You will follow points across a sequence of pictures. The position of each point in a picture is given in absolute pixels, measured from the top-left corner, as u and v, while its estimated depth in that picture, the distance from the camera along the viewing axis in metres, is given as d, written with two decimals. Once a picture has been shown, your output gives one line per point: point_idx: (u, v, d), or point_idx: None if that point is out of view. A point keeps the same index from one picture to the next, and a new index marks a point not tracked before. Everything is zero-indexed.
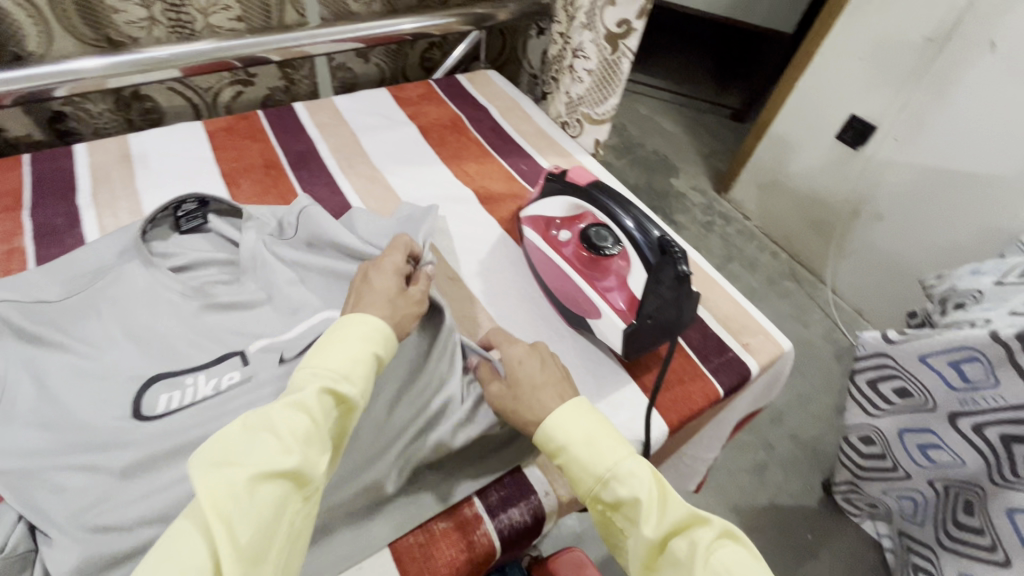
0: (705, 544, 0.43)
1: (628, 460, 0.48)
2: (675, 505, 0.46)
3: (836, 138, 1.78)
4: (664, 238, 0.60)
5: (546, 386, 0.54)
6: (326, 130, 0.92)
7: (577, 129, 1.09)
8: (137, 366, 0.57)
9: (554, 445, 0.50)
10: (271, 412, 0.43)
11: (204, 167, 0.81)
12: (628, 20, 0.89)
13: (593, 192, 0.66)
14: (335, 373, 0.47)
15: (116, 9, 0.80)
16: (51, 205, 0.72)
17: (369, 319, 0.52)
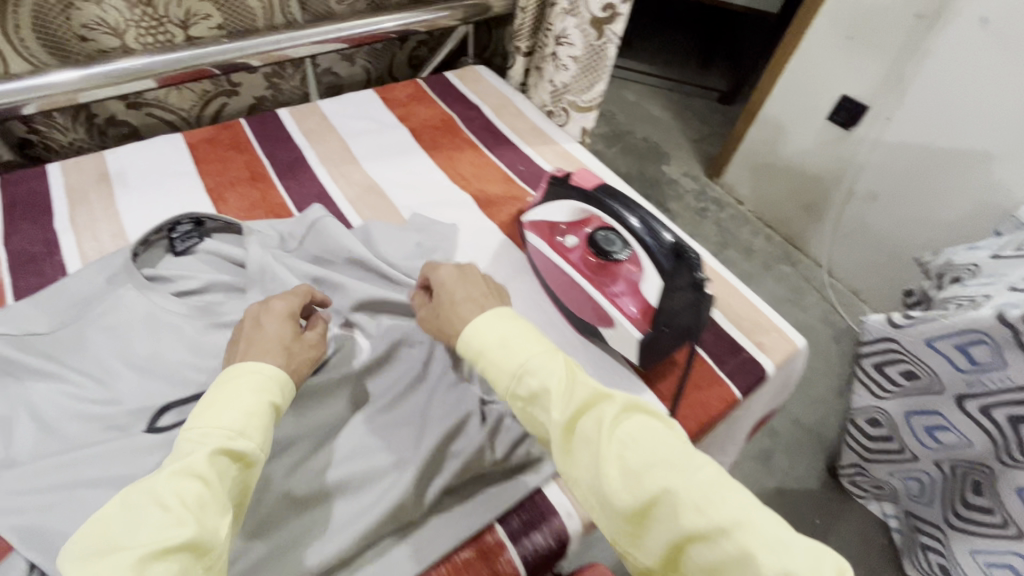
0: (610, 419, 0.44)
1: (538, 358, 0.49)
2: (582, 387, 0.47)
3: (827, 120, 1.76)
4: (678, 242, 0.59)
5: (468, 302, 0.56)
6: (313, 136, 0.88)
7: (564, 118, 0.98)
8: (134, 401, 0.54)
9: (472, 351, 0.52)
10: (155, 483, 0.40)
11: (189, 182, 0.77)
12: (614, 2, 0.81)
13: (603, 197, 0.64)
14: (223, 430, 0.43)
15: (85, 39, 0.76)
16: (27, 231, 0.68)
17: (262, 368, 0.49)
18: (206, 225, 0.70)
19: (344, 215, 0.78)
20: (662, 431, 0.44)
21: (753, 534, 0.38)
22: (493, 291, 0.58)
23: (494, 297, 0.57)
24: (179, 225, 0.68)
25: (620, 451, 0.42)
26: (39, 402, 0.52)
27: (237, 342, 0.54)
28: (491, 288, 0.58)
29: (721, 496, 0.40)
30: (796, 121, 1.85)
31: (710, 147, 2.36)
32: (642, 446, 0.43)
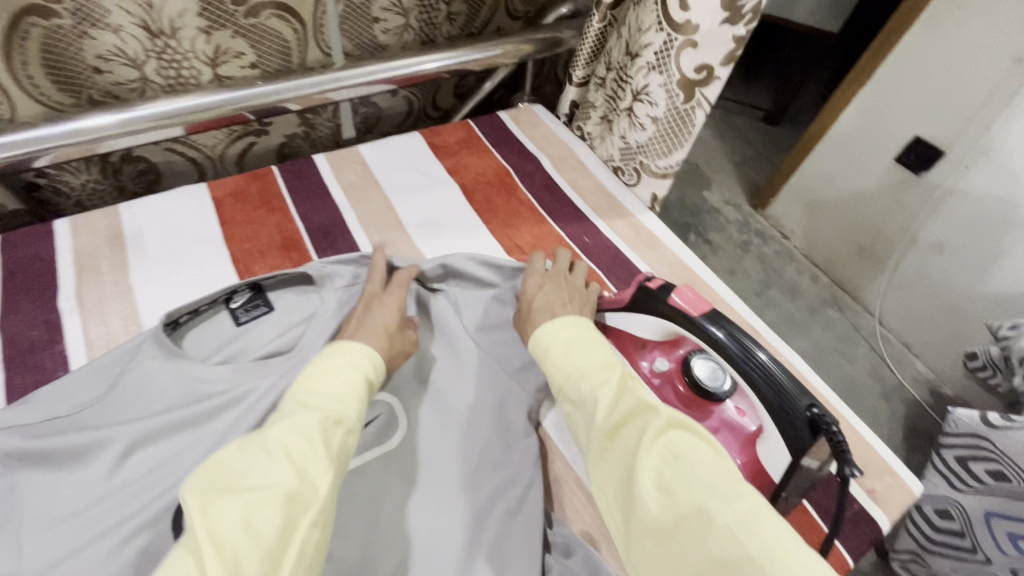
0: (654, 430, 0.40)
1: (597, 363, 0.47)
2: (633, 396, 0.43)
3: (895, 160, 1.40)
4: (817, 412, 0.44)
5: (546, 309, 0.56)
6: (353, 193, 0.78)
7: (633, 178, 0.87)
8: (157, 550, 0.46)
9: (539, 349, 0.52)
10: (265, 436, 0.40)
11: (213, 250, 0.67)
12: (713, 63, 0.68)
13: (708, 327, 0.51)
14: (326, 401, 0.44)
15: (100, 71, 0.66)
16: (27, 309, 0.59)
17: (365, 349, 0.51)
18: (265, 285, 0.64)
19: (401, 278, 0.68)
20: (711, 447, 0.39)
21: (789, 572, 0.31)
22: (571, 302, 0.58)
23: (570, 306, 0.57)
24: (236, 292, 0.62)
25: (659, 464, 0.38)
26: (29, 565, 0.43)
27: (349, 321, 0.58)
28: (572, 299, 0.59)
29: (759, 526, 0.34)
30: (858, 161, 1.48)
31: (756, 171, 1.94)
32: (684, 462, 0.38)
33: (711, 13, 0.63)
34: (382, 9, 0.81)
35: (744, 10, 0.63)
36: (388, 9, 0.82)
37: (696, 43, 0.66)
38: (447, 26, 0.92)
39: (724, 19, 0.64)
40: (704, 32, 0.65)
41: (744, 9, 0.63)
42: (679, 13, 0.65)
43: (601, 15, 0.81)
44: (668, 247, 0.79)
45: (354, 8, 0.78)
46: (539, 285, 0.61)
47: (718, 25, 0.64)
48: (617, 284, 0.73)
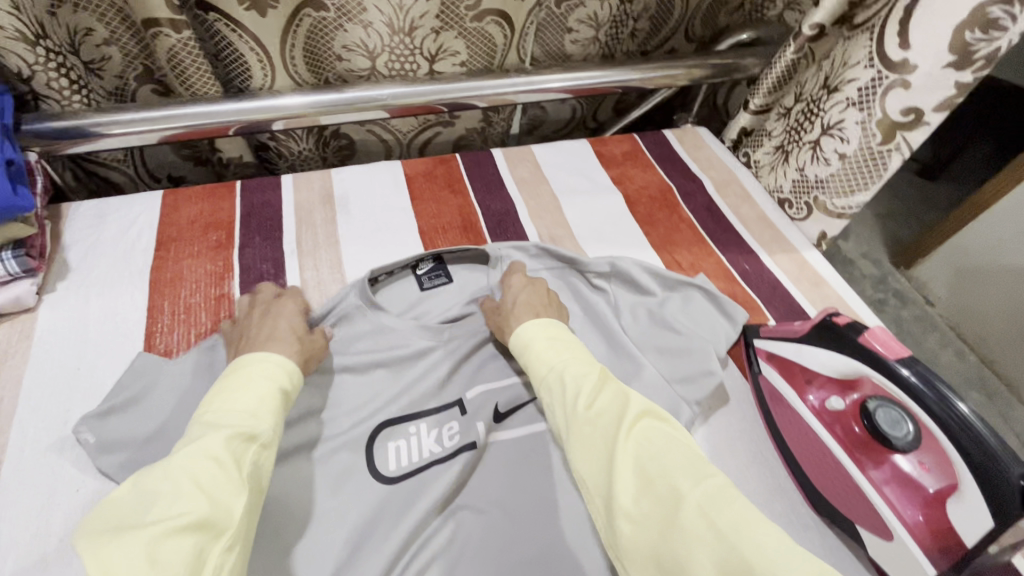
0: (628, 417, 0.44)
1: (578, 364, 0.51)
2: (609, 388, 0.47)
3: None
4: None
5: (527, 308, 0.59)
6: (525, 188, 0.83)
7: (802, 213, 0.84)
8: (353, 467, 0.52)
9: (521, 342, 0.55)
10: (165, 465, 0.39)
11: (405, 222, 0.76)
12: (923, 107, 0.65)
13: (902, 370, 0.49)
14: (236, 417, 0.44)
15: (341, 58, 0.76)
16: (259, 246, 0.70)
17: (271, 356, 0.50)
18: (444, 257, 0.69)
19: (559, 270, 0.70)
20: (673, 429, 0.44)
21: (755, 540, 0.34)
22: (551, 304, 0.61)
23: (549, 310, 0.60)
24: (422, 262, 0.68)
25: (634, 448, 0.42)
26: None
27: (241, 339, 0.55)
28: (554, 305, 0.61)
29: (726, 502, 0.37)
30: None
31: (902, 225, 1.59)
32: (657, 449, 0.41)
33: (934, 55, 0.61)
34: (577, 21, 0.86)
35: (976, 55, 0.59)
36: (583, 22, 0.86)
37: (909, 83, 0.65)
38: (629, 43, 0.96)
39: (949, 62, 0.61)
40: (921, 73, 0.63)
41: (975, 55, 0.60)
42: (897, 51, 0.65)
43: (798, 45, 0.79)
44: (833, 288, 0.76)
45: (553, 18, 0.85)
46: (525, 287, 0.63)
47: (940, 68, 0.62)
48: (778, 316, 0.72)
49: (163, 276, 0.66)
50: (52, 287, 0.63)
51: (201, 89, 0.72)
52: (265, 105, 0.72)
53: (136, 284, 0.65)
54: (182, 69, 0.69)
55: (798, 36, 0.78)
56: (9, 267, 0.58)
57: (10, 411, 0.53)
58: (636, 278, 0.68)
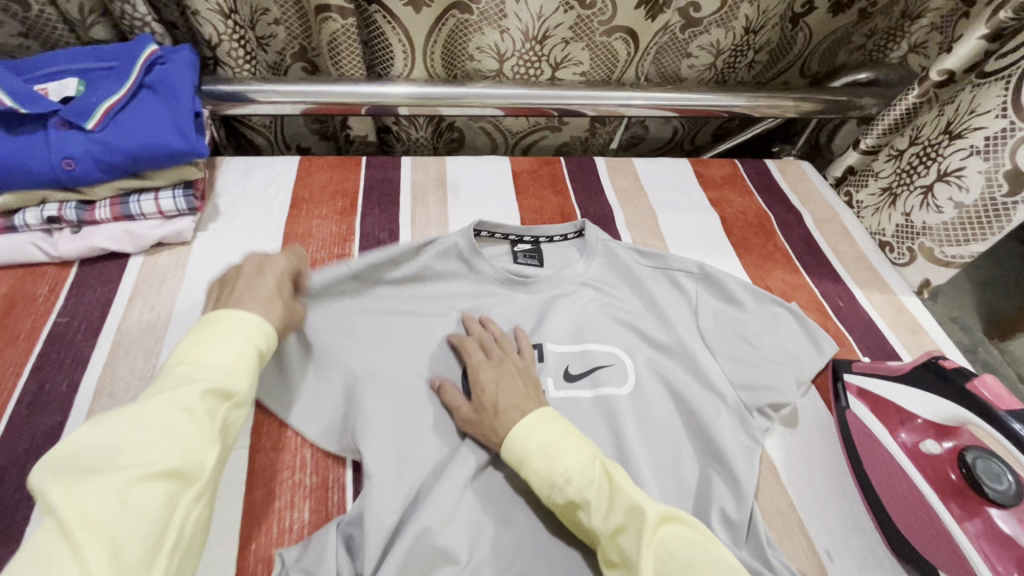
0: (648, 528, 0.43)
1: (578, 464, 0.48)
2: (620, 492, 0.46)
3: None
4: None
5: (511, 409, 0.53)
6: (624, 197, 0.86)
7: (904, 258, 0.82)
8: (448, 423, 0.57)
9: (514, 460, 0.50)
10: (141, 407, 0.37)
11: (509, 214, 0.80)
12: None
13: (1009, 420, 0.48)
14: (212, 371, 0.41)
15: (473, 58, 0.83)
16: (379, 217, 0.77)
17: (247, 313, 0.46)
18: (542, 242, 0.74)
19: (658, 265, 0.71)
20: (702, 541, 0.43)
21: None
22: (530, 390, 0.56)
23: (533, 399, 0.55)
24: (523, 241, 0.73)
25: (659, 564, 0.42)
26: (373, 400, 0.57)
27: (226, 290, 0.51)
28: (531, 388, 0.56)
29: None
30: None
31: None
32: (680, 560, 0.42)
33: None
34: (698, 47, 0.88)
35: None
36: (703, 48, 0.89)
37: None
38: (744, 72, 0.98)
39: None
40: None
41: None
42: None
43: (923, 90, 0.79)
44: (932, 338, 0.74)
45: (675, 43, 0.87)
46: (493, 380, 0.56)
47: None
48: (871, 355, 0.71)
49: (295, 232, 0.74)
50: (205, 225, 0.72)
51: (348, 70, 0.79)
52: (400, 91, 0.79)
53: (272, 235, 0.73)
54: (337, 49, 0.76)
55: (924, 81, 0.78)
56: (178, 204, 0.67)
57: (167, 325, 0.62)
58: (729, 293, 0.69)
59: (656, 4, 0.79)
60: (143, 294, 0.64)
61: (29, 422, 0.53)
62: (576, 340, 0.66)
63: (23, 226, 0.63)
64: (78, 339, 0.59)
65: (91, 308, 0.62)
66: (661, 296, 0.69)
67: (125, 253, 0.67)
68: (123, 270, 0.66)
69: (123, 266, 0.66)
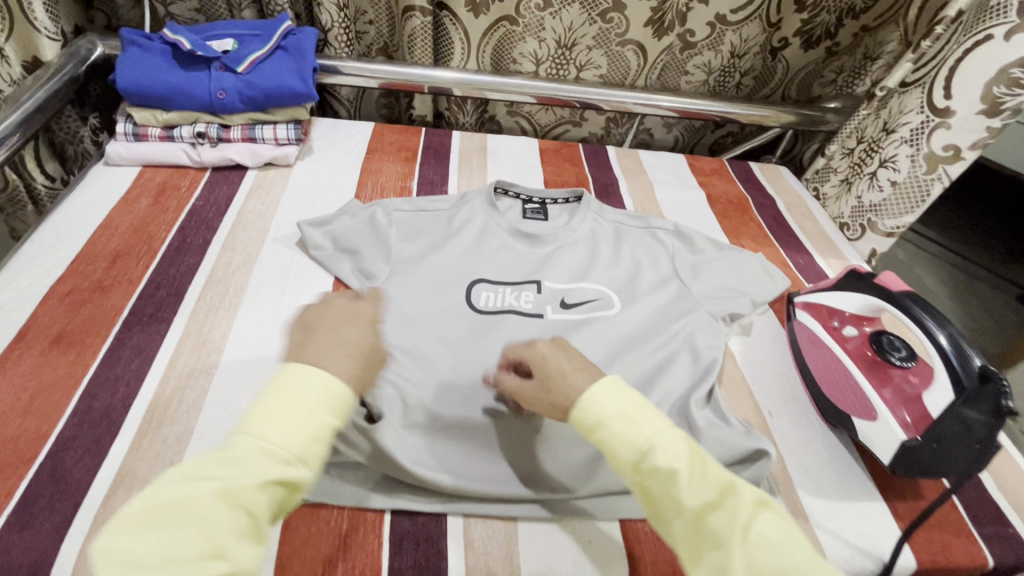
0: (746, 515, 0.38)
1: (666, 434, 0.43)
2: (715, 475, 0.41)
3: None
4: (988, 369, 0.55)
5: (579, 371, 0.48)
6: (628, 173, 1.06)
7: (857, 233, 1.01)
8: (479, 290, 0.75)
9: (589, 420, 0.45)
10: (199, 496, 0.34)
11: (535, 173, 1.01)
12: (961, 145, 0.83)
13: (904, 300, 0.64)
14: (276, 450, 0.37)
15: (515, 61, 1.08)
16: (433, 166, 0.99)
17: (328, 376, 0.40)
18: (547, 204, 0.91)
19: (641, 219, 0.90)
20: (797, 534, 0.39)
21: None
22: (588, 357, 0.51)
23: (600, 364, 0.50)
24: (531, 201, 0.90)
25: (759, 558, 0.36)
26: (426, 268, 0.75)
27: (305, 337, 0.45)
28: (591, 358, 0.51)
29: None
30: None
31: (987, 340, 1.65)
32: (782, 553, 0.37)
33: (969, 104, 0.80)
34: (694, 66, 1.12)
35: (1004, 106, 0.78)
36: (697, 67, 1.13)
37: (949, 125, 0.83)
38: (732, 91, 1.20)
39: (982, 109, 0.79)
40: (960, 117, 0.82)
41: (1003, 106, 0.78)
42: (942, 100, 0.84)
43: (871, 105, 0.96)
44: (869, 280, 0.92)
45: (675, 62, 1.11)
46: (551, 352, 0.51)
47: (973, 114, 0.81)
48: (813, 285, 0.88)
49: (370, 168, 0.95)
50: (302, 157, 0.94)
51: (419, 58, 1.04)
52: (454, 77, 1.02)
53: (351, 170, 0.94)
54: (414, 40, 1.01)
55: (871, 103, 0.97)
56: (289, 134, 0.90)
57: (273, 215, 0.82)
58: (697, 241, 0.87)
59: (661, 27, 1.04)
60: (257, 194, 0.85)
61: (176, 258, 0.72)
62: (582, 264, 0.82)
63: (178, 138, 0.86)
64: (210, 215, 0.80)
65: (219, 199, 0.83)
66: (650, 234, 0.88)
67: (244, 167, 0.89)
68: (242, 177, 0.87)
69: (242, 175, 0.88)
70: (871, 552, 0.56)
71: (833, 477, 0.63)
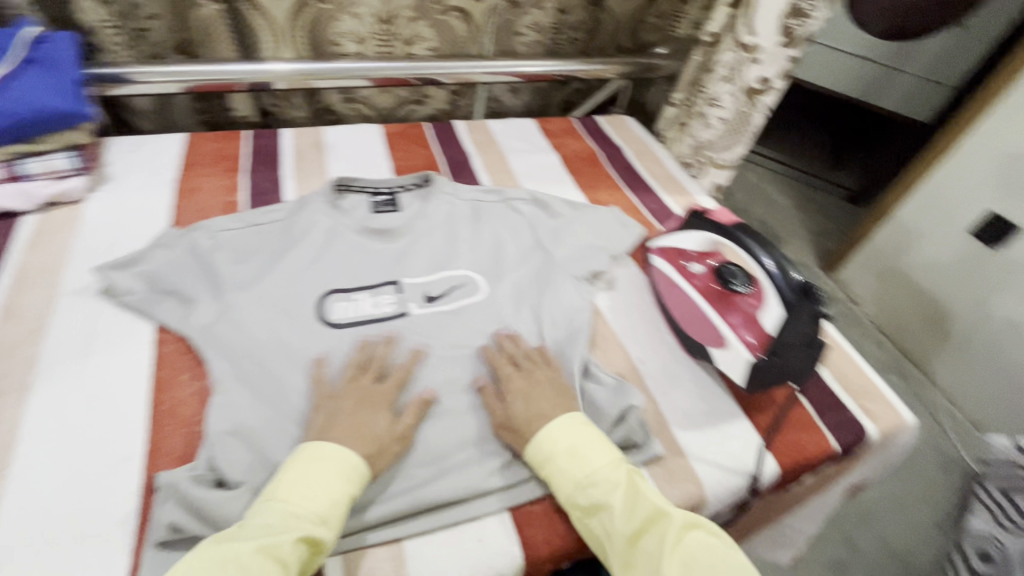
0: (672, 534, 0.49)
1: (604, 469, 0.54)
2: (644, 499, 0.52)
3: (970, 233, 1.42)
4: (805, 282, 0.65)
5: (541, 416, 0.57)
6: (480, 147, 1.03)
7: (700, 171, 1.09)
8: (328, 301, 0.69)
9: (540, 457, 0.55)
10: (242, 554, 0.43)
11: (382, 162, 0.95)
12: (769, 76, 0.91)
13: (736, 233, 0.71)
14: (307, 511, 0.47)
15: (335, 43, 0.99)
16: (263, 172, 0.88)
17: (348, 452, 0.51)
18: (397, 193, 0.84)
19: (493, 192, 0.88)
20: (720, 543, 0.50)
21: None
22: (557, 396, 0.60)
23: (567, 400, 0.60)
24: (379, 193, 0.82)
25: (682, 567, 0.47)
26: (265, 290, 0.67)
27: (331, 421, 0.54)
28: (562, 395, 0.60)
29: None
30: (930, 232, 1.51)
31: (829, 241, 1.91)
32: (700, 562, 0.48)
33: (770, 36, 0.87)
34: (525, 26, 1.11)
35: (795, 36, 0.86)
36: (529, 27, 1.11)
37: (758, 59, 0.90)
38: (569, 48, 1.20)
39: (780, 41, 0.87)
40: (765, 51, 0.89)
41: (795, 35, 0.86)
42: (749, 37, 0.89)
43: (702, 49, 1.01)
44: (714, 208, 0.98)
45: (506, 24, 1.08)
46: (524, 389, 0.60)
47: (776, 46, 0.88)
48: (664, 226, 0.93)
49: (185, 187, 0.83)
50: (97, 188, 0.80)
51: (219, 50, 0.93)
52: (272, 68, 0.92)
53: (162, 192, 0.81)
54: (209, 33, 0.90)
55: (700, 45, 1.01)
56: (69, 164, 0.76)
57: (63, 265, 0.69)
58: (551, 205, 0.86)
59: None
60: (40, 243, 0.71)
61: None
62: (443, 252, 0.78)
63: None
64: None
65: None
66: (507, 208, 0.86)
67: (18, 213, 0.74)
68: (17, 226, 0.72)
69: (17, 223, 0.73)
70: (740, 469, 0.61)
71: (702, 406, 0.67)
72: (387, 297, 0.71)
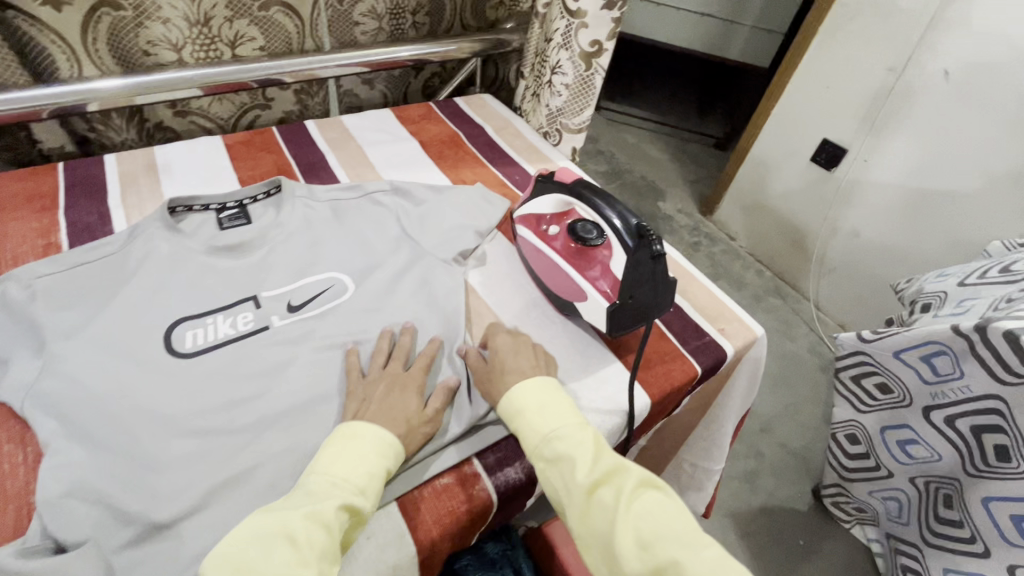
0: (627, 489, 0.49)
1: (568, 426, 0.55)
2: (608, 456, 0.53)
3: (810, 160, 1.59)
4: (641, 224, 0.67)
5: (518, 370, 0.61)
6: (334, 144, 1.00)
7: (557, 138, 1.12)
8: (175, 332, 0.63)
9: (512, 410, 0.57)
10: (291, 519, 0.45)
11: (226, 174, 0.89)
12: (600, 38, 0.96)
13: (580, 191, 0.73)
14: (349, 480, 0.50)
15: (148, 53, 0.90)
16: (84, 205, 0.80)
17: (385, 431, 0.54)
18: (246, 204, 0.79)
19: (349, 188, 0.85)
20: (674, 502, 0.50)
21: None
22: (539, 359, 0.64)
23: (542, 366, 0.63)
24: (226, 207, 0.77)
25: (636, 518, 0.48)
26: (96, 333, 0.61)
27: (363, 400, 0.58)
28: (541, 360, 0.64)
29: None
30: (779, 163, 1.67)
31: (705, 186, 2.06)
32: (652, 517, 0.48)
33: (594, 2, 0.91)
34: (361, 14, 1.07)
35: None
36: (365, 16, 1.08)
37: (587, 24, 0.94)
38: (413, 32, 1.18)
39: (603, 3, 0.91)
40: (591, 15, 0.92)
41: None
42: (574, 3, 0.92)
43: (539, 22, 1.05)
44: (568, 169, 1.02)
45: (339, 14, 1.05)
46: (509, 347, 0.65)
47: (601, 10, 0.92)
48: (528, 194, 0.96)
49: None
50: None
51: (8, 78, 0.81)
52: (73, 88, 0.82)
53: None
54: None
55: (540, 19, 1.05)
56: None
57: None
58: (411, 191, 0.86)
59: None
60: None
61: None
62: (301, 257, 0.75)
63: None
64: None
65: None
66: (367, 201, 0.84)
67: None
68: None
69: None
70: (614, 408, 0.66)
71: (576, 358, 0.70)
72: (244, 315, 0.67)
